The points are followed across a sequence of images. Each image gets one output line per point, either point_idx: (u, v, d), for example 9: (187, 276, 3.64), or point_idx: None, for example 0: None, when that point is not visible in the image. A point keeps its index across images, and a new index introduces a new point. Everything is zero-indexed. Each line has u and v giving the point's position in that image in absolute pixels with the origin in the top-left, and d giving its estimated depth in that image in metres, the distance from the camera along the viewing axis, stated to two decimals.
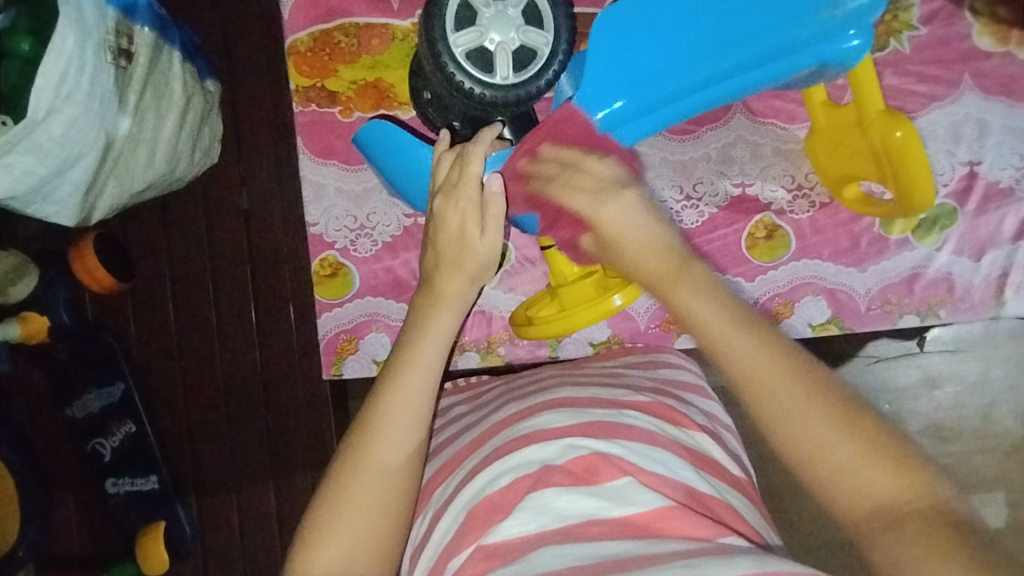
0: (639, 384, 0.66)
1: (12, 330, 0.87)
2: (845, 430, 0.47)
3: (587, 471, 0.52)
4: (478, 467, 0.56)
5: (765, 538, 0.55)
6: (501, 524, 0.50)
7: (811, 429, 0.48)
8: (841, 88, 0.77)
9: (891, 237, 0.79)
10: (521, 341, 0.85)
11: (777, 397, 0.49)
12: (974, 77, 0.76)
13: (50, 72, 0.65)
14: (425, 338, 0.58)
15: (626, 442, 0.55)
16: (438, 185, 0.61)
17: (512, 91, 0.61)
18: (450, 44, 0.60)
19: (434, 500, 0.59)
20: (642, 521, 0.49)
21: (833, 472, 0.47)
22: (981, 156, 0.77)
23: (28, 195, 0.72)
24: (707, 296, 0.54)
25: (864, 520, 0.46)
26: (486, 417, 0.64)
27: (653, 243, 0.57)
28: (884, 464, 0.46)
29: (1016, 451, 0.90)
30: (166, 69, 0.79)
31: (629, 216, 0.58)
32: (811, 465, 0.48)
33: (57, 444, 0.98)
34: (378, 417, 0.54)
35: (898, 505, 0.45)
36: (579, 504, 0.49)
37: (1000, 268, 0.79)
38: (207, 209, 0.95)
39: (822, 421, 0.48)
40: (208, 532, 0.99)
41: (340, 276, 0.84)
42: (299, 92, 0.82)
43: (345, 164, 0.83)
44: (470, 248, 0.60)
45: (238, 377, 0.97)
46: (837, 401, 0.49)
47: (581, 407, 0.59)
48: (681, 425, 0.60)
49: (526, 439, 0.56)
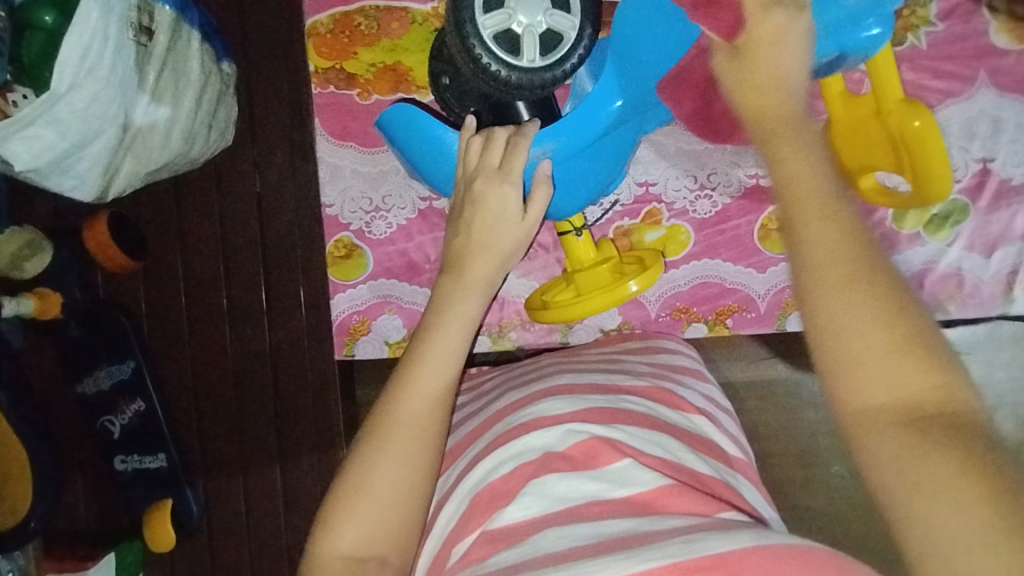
0: (638, 370, 0.67)
1: (27, 305, 0.86)
2: (898, 314, 0.36)
3: (587, 455, 0.53)
4: (480, 454, 0.57)
5: (761, 514, 0.56)
6: (505, 509, 0.50)
7: (859, 295, 0.37)
8: (857, 81, 0.78)
9: (903, 232, 0.80)
10: (532, 327, 0.85)
11: (852, 289, 0.37)
12: (990, 74, 0.77)
13: (74, 44, 0.66)
14: (447, 322, 0.59)
15: (627, 427, 0.56)
16: (472, 171, 0.63)
17: (539, 76, 0.62)
18: (478, 26, 0.60)
19: (438, 488, 0.60)
20: (645, 499, 0.49)
21: (857, 353, 0.36)
22: (994, 153, 0.77)
23: (48, 169, 0.73)
24: (802, 154, 0.42)
25: (881, 417, 0.36)
26: (489, 405, 0.65)
27: (767, 93, 0.47)
28: (927, 367, 0.36)
29: None
30: (185, 49, 0.79)
31: (792, 48, 0.47)
32: (836, 341, 0.37)
33: (69, 418, 0.99)
34: (402, 397, 0.55)
35: (929, 418, 0.35)
36: (580, 488, 0.50)
37: (1010, 265, 0.80)
38: (221, 189, 0.96)
39: (871, 296, 0.37)
40: (215, 510, 1.00)
41: (354, 258, 0.85)
42: (318, 74, 0.83)
43: (362, 146, 0.83)
44: (501, 231, 0.64)
45: (248, 357, 0.98)
46: (903, 290, 0.37)
47: (580, 394, 0.59)
48: (680, 409, 0.62)
49: (527, 426, 0.56)
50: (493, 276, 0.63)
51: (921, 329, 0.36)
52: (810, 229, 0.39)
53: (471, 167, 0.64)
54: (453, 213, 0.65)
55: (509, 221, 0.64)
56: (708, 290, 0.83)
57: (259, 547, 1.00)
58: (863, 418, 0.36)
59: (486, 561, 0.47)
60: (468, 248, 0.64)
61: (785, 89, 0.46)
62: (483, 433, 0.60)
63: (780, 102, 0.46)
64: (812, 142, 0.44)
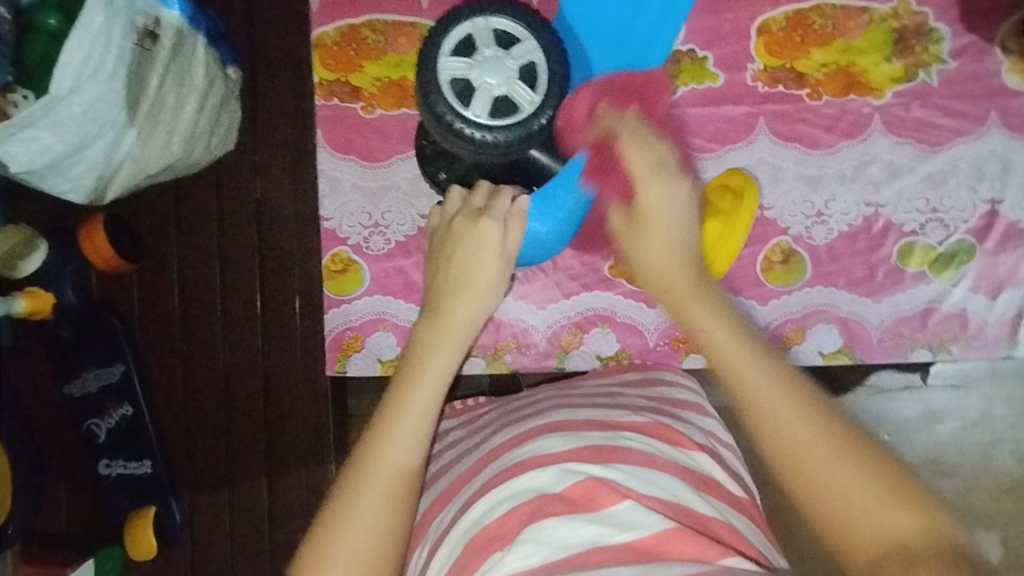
0: (636, 405, 0.65)
1: (17, 305, 0.85)
2: (846, 452, 0.46)
3: (585, 497, 0.51)
4: (474, 496, 0.55)
5: (768, 558, 0.55)
6: (500, 558, 0.48)
7: (810, 445, 0.46)
8: (866, 117, 0.77)
9: (908, 270, 0.78)
10: (528, 350, 0.84)
11: (793, 421, 0.47)
12: (1000, 114, 0.76)
13: (75, 50, 0.66)
14: (421, 376, 0.58)
15: (624, 466, 0.54)
16: (454, 215, 0.66)
17: (542, 113, 0.62)
18: (473, 119, 0.62)
19: (432, 532, 0.58)
20: (647, 546, 0.47)
21: (840, 511, 0.45)
22: (1002, 194, 0.76)
23: (44, 171, 0.71)
24: (715, 313, 0.54)
25: (880, 559, 0.43)
26: (484, 442, 0.63)
27: (665, 253, 0.58)
28: (890, 499, 0.44)
29: (1014, 491, 0.90)
30: (189, 56, 0.78)
31: (673, 208, 0.58)
32: (814, 498, 0.46)
33: (55, 423, 0.97)
34: (371, 455, 0.55)
35: (916, 547, 0.43)
36: (582, 531, 0.48)
37: (1016, 308, 0.78)
38: (220, 196, 0.95)
39: (820, 438, 0.46)
40: (199, 520, 0.99)
41: (350, 272, 0.84)
42: (322, 86, 0.82)
43: (363, 160, 0.82)
44: (483, 269, 0.63)
45: (238, 366, 0.96)
46: (850, 429, 0.47)
47: (577, 431, 0.58)
48: (679, 446, 0.60)
49: (523, 465, 0.55)
50: (475, 314, 0.62)
51: (865, 445, 0.46)
52: (755, 394, 0.48)
53: (453, 211, 0.67)
54: (435, 251, 0.66)
55: (490, 255, 0.63)
56: None
57: (243, 558, 0.98)
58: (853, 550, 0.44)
59: None
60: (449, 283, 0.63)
61: (684, 244, 0.58)
62: (478, 473, 0.58)
63: (676, 250, 0.58)
64: (715, 299, 0.55)
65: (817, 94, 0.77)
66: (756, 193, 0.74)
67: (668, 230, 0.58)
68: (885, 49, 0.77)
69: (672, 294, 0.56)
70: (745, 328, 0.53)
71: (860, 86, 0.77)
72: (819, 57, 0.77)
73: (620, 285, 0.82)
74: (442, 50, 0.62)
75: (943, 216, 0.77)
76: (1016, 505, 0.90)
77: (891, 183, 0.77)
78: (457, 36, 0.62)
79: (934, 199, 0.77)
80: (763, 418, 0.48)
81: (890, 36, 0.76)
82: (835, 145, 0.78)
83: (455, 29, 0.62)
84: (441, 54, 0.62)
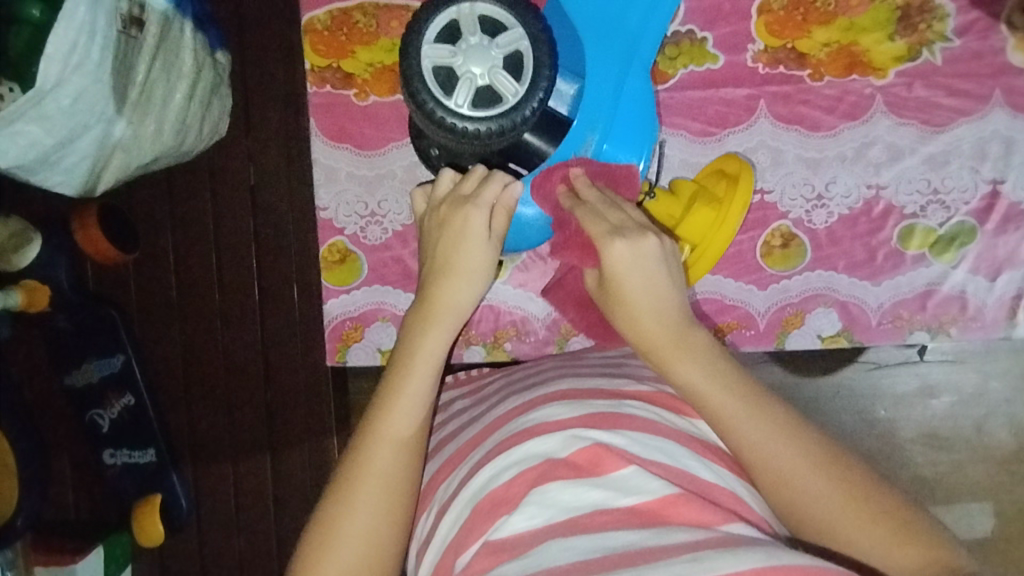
0: (641, 374, 0.65)
1: (14, 298, 0.85)
2: (837, 485, 0.50)
3: (591, 462, 0.51)
4: (482, 461, 0.56)
5: (777, 523, 0.53)
6: (507, 519, 0.50)
7: (817, 499, 0.50)
8: (869, 97, 0.76)
9: (908, 253, 0.78)
10: (527, 338, 0.84)
11: (785, 472, 0.51)
12: (1004, 93, 0.75)
13: (60, 41, 0.63)
14: (410, 370, 0.58)
15: (629, 433, 0.54)
16: (442, 199, 0.65)
17: (528, 105, 0.60)
18: (454, 109, 0.61)
19: (439, 496, 0.58)
20: (651, 507, 0.48)
21: (844, 543, 0.50)
22: (1005, 175, 0.76)
23: (35, 164, 0.70)
24: (705, 369, 0.55)
25: None
26: (488, 411, 0.63)
27: (649, 318, 0.58)
28: (897, 534, 0.49)
29: (1008, 464, 0.92)
30: (177, 39, 0.77)
31: (648, 261, 0.58)
32: (818, 534, 0.51)
33: (59, 415, 0.97)
34: (363, 452, 0.55)
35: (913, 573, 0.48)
36: (586, 496, 0.49)
37: (1015, 289, 0.78)
38: (214, 183, 0.94)
39: (831, 491, 0.50)
40: (205, 505, 1.00)
41: (348, 263, 0.83)
42: (314, 72, 0.81)
43: (358, 148, 0.81)
44: (471, 258, 0.62)
45: (238, 353, 0.96)
46: (838, 466, 0.51)
47: (581, 399, 0.58)
48: (683, 414, 0.59)
49: (529, 432, 0.55)
50: (461, 303, 0.62)
51: (854, 477, 0.51)
52: (751, 452, 0.52)
53: (439, 196, 0.66)
54: (424, 238, 0.66)
55: (477, 242, 0.62)
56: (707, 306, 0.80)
57: (250, 541, 0.99)
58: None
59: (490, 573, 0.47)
60: (436, 273, 0.63)
61: (669, 305, 0.58)
62: (483, 441, 0.58)
63: (658, 316, 0.58)
64: (701, 347, 0.57)
65: (819, 75, 0.76)
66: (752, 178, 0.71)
67: (641, 287, 0.58)
68: (888, 27, 0.75)
69: (662, 344, 0.57)
70: (729, 372, 0.55)
71: (863, 65, 0.76)
72: (821, 36, 0.75)
73: None
74: (426, 36, 0.61)
75: (944, 197, 0.77)
76: (1009, 478, 0.92)
77: (892, 165, 0.77)
78: (441, 22, 0.61)
79: (936, 180, 0.76)
80: (766, 471, 0.52)
81: (893, 14, 0.75)
82: (837, 127, 0.77)
83: (439, 16, 0.61)
84: (424, 41, 0.61)
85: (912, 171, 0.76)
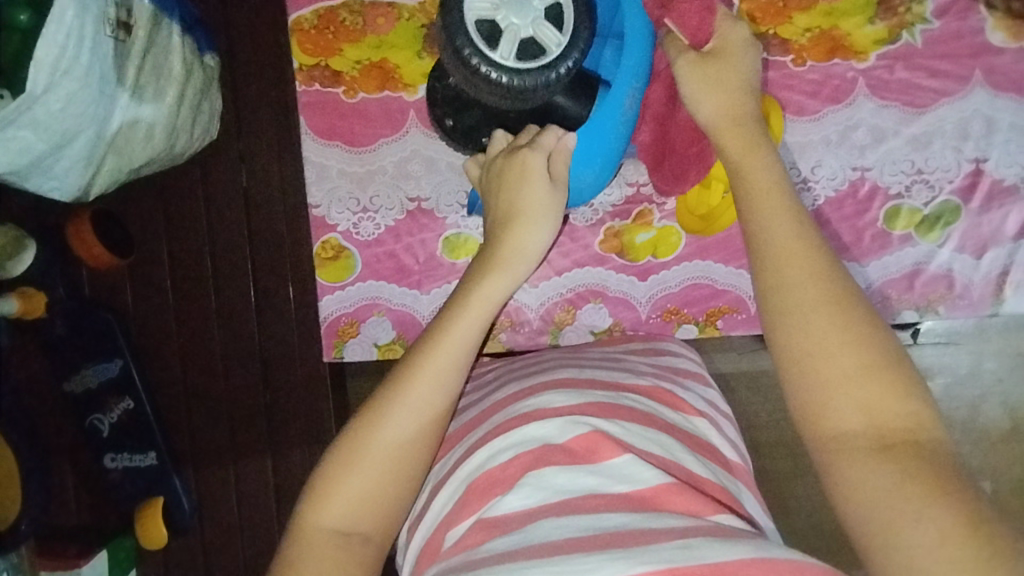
0: (639, 369, 0.66)
1: (10, 305, 0.87)
2: (847, 314, 0.47)
3: (587, 449, 0.52)
4: (478, 442, 0.57)
5: (760, 522, 0.56)
6: (502, 498, 0.50)
7: (820, 320, 0.47)
8: (851, 81, 0.77)
9: (894, 233, 0.79)
10: (522, 328, 0.85)
11: (806, 272, 0.49)
12: (984, 73, 0.76)
13: (50, 44, 0.64)
14: (471, 299, 0.58)
15: (627, 423, 0.55)
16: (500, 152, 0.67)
17: (565, 62, 0.61)
18: (500, 60, 0.61)
19: (433, 475, 0.59)
20: (643, 495, 0.49)
21: (822, 373, 0.46)
22: (987, 153, 0.77)
23: (27, 169, 0.71)
24: (767, 175, 0.56)
25: (855, 440, 0.44)
26: (488, 396, 0.64)
27: (721, 110, 0.60)
28: (884, 386, 0.44)
29: (999, 444, 0.92)
30: (165, 45, 0.77)
31: (741, 68, 0.62)
32: (805, 358, 0.46)
33: (59, 421, 0.98)
34: (414, 367, 0.55)
35: (892, 429, 0.43)
36: (580, 480, 0.49)
37: (1001, 266, 0.79)
38: (207, 185, 0.94)
39: (838, 323, 0.46)
40: (206, 506, 1.00)
41: (342, 259, 0.84)
42: (303, 71, 0.81)
43: (348, 145, 0.82)
44: (534, 200, 0.63)
45: (237, 354, 0.97)
46: (855, 302, 0.48)
47: (581, 388, 0.59)
48: (680, 411, 0.61)
49: (528, 416, 0.56)
50: (529, 246, 0.63)
51: (868, 324, 0.47)
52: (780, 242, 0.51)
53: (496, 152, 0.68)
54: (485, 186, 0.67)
55: (539, 186, 0.64)
56: (699, 291, 0.82)
57: (252, 542, 1.00)
58: (841, 432, 0.45)
59: (480, 547, 0.47)
60: (501, 217, 0.64)
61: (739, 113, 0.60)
62: (482, 423, 0.59)
63: (729, 112, 0.60)
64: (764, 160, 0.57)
65: (802, 59, 0.77)
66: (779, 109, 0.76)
67: (729, 87, 0.61)
68: (868, 11, 0.76)
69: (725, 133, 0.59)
70: (788, 183, 0.55)
71: (844, 49, 0.77)
72: (802, 22, 0.76)
73: (611, 260, 0.82)
74: None
75: (928, 177, 0.78)
76: (1001, 457, 0.93)
77: (876, 147, 0.77)
78: None
79: (920, 160, 0.77)
80: (781, 260, 0.50)
81: None
82: (821, 111, 0.77)
83: None
84: None
85: (895, 152, 0.77)
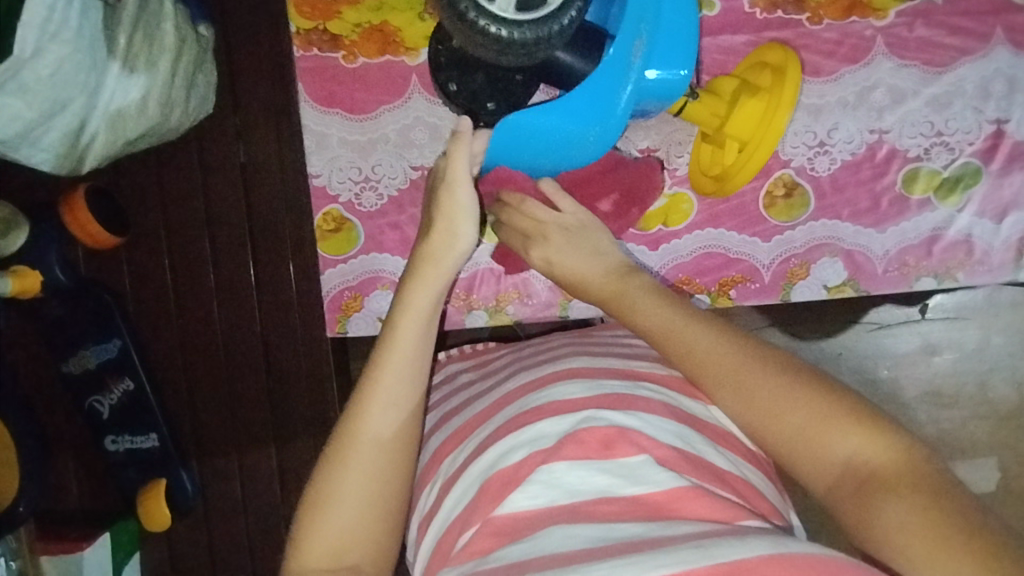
0: (655, 355, 0.64)
1: (5, 284, 0.83)
2: (790, 387, 0.47)
3: (602, 444, 0.50)
4: (489, 438, 0.55)
5: (783, 516, 0.54)
6: (510, 497, 0.49)
7: (766, 397, 0.47)
8: (870, 39, 0.74)
9: (912, 198, 0.77)
10: (530, 300, 0.83)
11: (737, 376, 0.49)
12: (1006, 30, 0.73)
13: (35, 8, 0.61)
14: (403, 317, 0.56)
15: (643, 414, 0.53)
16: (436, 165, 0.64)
17: (566, 13, 0.58)
18: (499, 12, 0.56)
19: (443, 471, 0.58)
20: (655, 501, 0.47)
21: (789, 442, 0.46)
22: (1009, 114, 0.75)
23: (16, 139, 0.69)
24: (656, 306, 0.55)
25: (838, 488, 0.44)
26: (498, 385, 0.62)
27: (588, 274, 0.63)
28: (853, 427, 0.44)
29: (1012, 417, 0.91)
30: (156, 10, 0.74)
31: (576, 254, 0.64)
32: (763, 432, 0.48)
33: (58, 404, 0.96)
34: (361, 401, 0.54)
35: (864, 467, 0.43)
36: (591, 480, 0.48)
37: (1021, 231, 0.77)
38: (202, 160, 0.92)
39: (784, 395, 0.47)
40: (210, 488, 0.99)
41: (344, 232, 0.82)
42: (300, 35, 0.78)
43: (349, 113, 0.79)
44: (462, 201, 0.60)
45: (237, 336, 0.95)
46: (796, 367, 0.48)
47: (594, 378, 0.57)
48: (698, 399, 0.58)
49: (540, 411, 0.54)
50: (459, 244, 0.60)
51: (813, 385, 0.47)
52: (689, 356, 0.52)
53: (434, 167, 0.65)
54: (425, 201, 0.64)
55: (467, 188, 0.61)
56: (712, 260, 0.80)
57: (256, 524, 0.99)
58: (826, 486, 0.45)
59: (489, 556, 0.47)
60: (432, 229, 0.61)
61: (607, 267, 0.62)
62: (489, 418, 0.57)
63: (603, 276, 0.62)
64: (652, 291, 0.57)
65: (818, 18, 0.74)
66: (798, 66, 0.69)
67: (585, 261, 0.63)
68: None
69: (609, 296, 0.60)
70: (685, 312, 0.54)
71: (862, 6, 0.74)
72: None
73: None
74: None
75: (948, 139, 0.75)
76: (1015, 432, 0.91)
77: (895, 108, 0.75)
78: None
79: (939, 122, 0.75)
80: (700, 366, 0.51)
81: None
82: (837, 71, 0.75)
83: None
84: None
85: (914, 114, 0.75)
